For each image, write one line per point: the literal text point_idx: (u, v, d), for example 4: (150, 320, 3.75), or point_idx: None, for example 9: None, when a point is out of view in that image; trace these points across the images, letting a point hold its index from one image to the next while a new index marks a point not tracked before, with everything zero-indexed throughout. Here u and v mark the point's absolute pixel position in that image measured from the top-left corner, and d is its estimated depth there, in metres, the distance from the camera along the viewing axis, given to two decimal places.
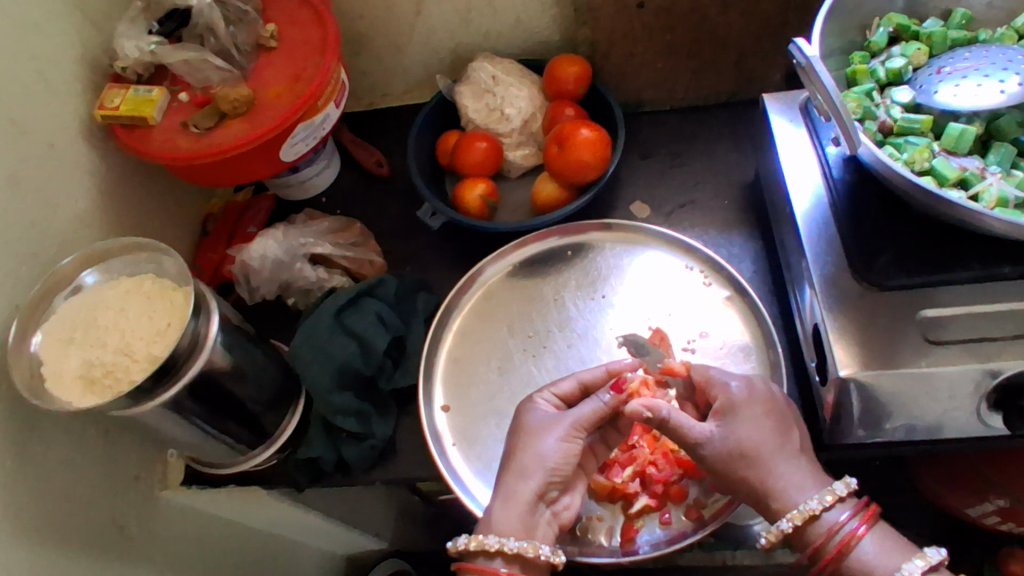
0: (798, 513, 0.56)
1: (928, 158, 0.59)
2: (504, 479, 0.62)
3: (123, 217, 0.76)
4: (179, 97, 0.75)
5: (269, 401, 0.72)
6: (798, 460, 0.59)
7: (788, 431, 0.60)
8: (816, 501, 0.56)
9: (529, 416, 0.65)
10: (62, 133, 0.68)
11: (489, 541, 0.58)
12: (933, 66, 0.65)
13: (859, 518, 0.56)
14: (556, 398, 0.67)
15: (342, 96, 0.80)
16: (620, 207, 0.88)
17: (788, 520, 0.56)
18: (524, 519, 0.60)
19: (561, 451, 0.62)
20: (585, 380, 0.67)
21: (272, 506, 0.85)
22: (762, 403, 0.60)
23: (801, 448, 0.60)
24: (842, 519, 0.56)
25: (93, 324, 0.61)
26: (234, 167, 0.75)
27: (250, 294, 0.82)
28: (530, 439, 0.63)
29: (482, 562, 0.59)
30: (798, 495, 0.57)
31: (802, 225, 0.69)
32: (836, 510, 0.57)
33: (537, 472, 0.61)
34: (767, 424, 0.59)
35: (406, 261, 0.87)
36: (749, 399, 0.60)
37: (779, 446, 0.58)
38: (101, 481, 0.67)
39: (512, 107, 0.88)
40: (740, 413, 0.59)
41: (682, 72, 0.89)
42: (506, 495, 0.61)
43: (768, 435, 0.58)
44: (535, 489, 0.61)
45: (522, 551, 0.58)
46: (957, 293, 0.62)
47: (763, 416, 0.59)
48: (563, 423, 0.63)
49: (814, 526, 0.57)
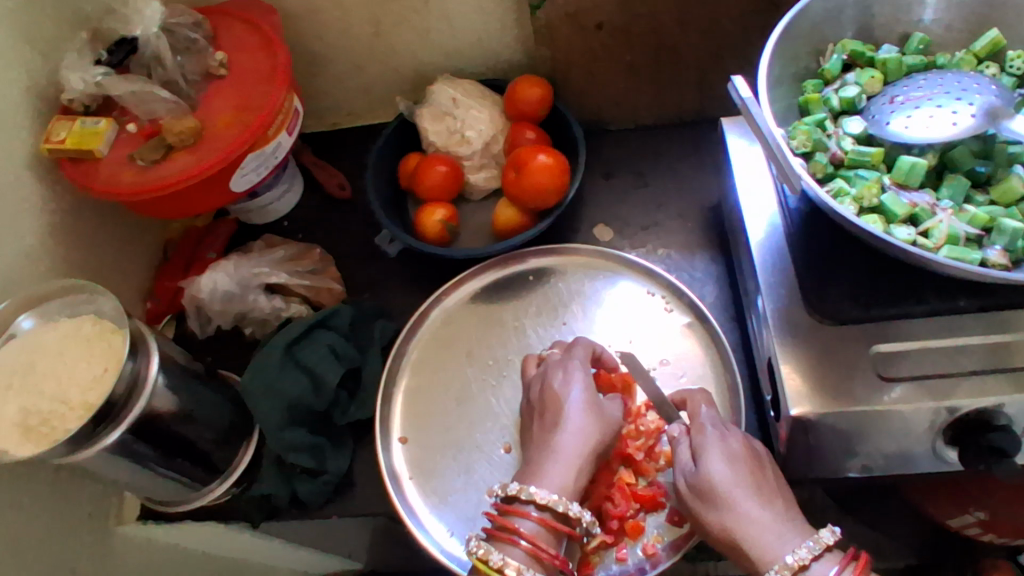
0: (785, 564, 0.54)
1: (877, 193, 0.58)
2: (552, 437, 0.63)
3: (74, 250, 0.75)
4: (127, 128, 0.74)
5: (220, 439, 0.71)
6: (777, 506, 0.58)
7: (764, 472, 0.60)
8: (805, 550, 0.54)
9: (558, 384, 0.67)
10: (5, 171, 0.67)
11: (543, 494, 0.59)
12: (887, 94, 0.64)
13: (850, 571, 0.54)
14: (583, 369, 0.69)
15: (296, 122, 0.79)
16: (584, 230, 0.87)
17: (776, 571, 0.54)
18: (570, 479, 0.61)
19: (600, 423, 0.64)
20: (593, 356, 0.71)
21: (233, 535, 0.84)
22: (741, 449, 0.60)
23: (778, 485, 0.60)
24: (832, 573, 0.54)
25: (31, 369, 0.60)
26: (183, 199, 0.74)
27: (201, 327, 0.81)
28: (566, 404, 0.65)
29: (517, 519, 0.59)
30: (780, 546, 0.55)
31: (757, 254, 0.68)
32: (825, 563, 0.55)
33: (580, 439, 0.63)
34: (744, 467, 0.59)
35: (366, 288, 0.86)
36: (724, 442, 0.61)
37: (750, 488, 0.58)
38: (48, 523, 0.67)
39: (473, 129, 0.86)
40: (713, 449, 0.60)
41: (647, 91, 0.87)
42: (556, 454, 0.62)
43: (742, 477, 0.58)
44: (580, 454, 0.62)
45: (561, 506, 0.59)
46: (912, 326, 0.61)
47: (740, 458, 0.60)
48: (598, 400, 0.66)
49: None
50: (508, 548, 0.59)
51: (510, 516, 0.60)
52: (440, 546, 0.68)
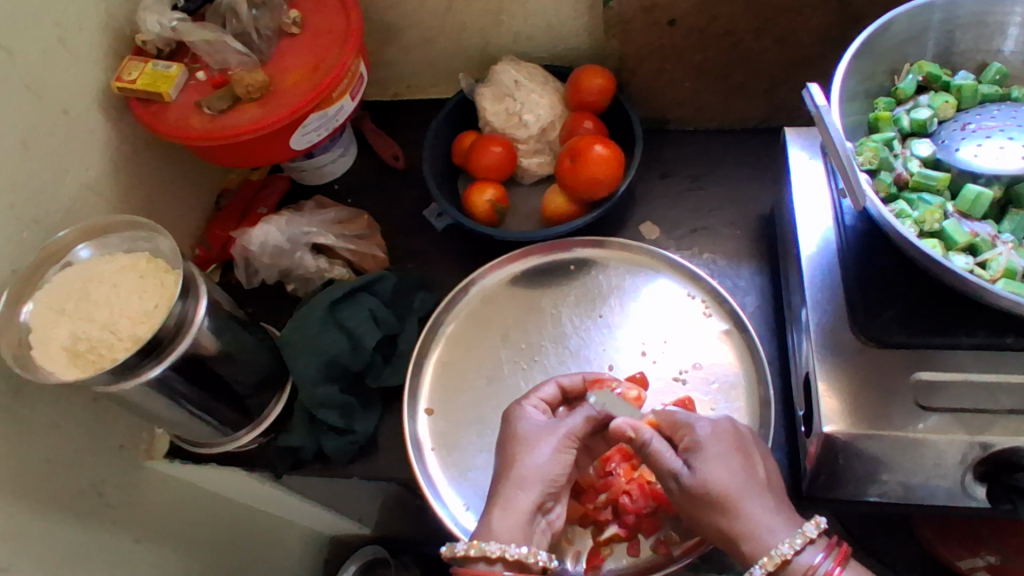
0: (770, 559, 0.53)
1: (939, 218, 0.57)
2: (502, 488, 0.60)
3: (134, 188, 0.77)
4: (197, 75, 0.76)
5: (255, 386, 0.73)
6: (765, 499, 0.56)
7: (754, 465, 0.58)
8: (787, 546, 0.54)
9: (524, 423, 0.64)
10: (78, 103, 0.69)
11: (492, 547, 0.56)
12: (959, 120, 0.63)
13: (832, 559, 0.55)
14: (543, 403, 0.67)
15: (360, 87, 0.80)
16: (630, 226, 0.87)
17: (760, 567, 0.54)
18: (524, 526, 0.58)
19: (555, 461, 0.61)
20: (565, 387, 0.68)
21: (254, 484, 0.86)
22: (727, 441, 0.59)
23: (767, 478, 0.58)
24: (816, 562, 0.54)
25: (85, 296, 0.62)
26: (244, 151, 0.75)
27: (248, 276, 0.83)
28: (527, 448, 0.62)
29: (481, 568, 0.56)
30: (770, 539, 0.54)
31: (807, 268, 0.67)
32: (809, 552, 0.55)
33: (536, 482, 0.60)
34: (736, 462, 0.57)
35: (408, 258, 0.87)
36: (715, 439, 0.59)
37: (746, 485, 0.56)
38: (83, 447, 0.69)
39: (531, 114, 0.86)
40: (707, 447, 0.58)
41: (710, 95, 0.87)
42: (505, 503, 0.59)
43: (735, 474, 0.57)
44: (534, 500, 0.59)
45: (525, 559, 0.56)
46: (958, 360, 0.60)
47: (729, 454, 0.58)
48: (557, 432, 0.63)
49: (787, 571, 0.54)
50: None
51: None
52: (456, 518, 0.69)
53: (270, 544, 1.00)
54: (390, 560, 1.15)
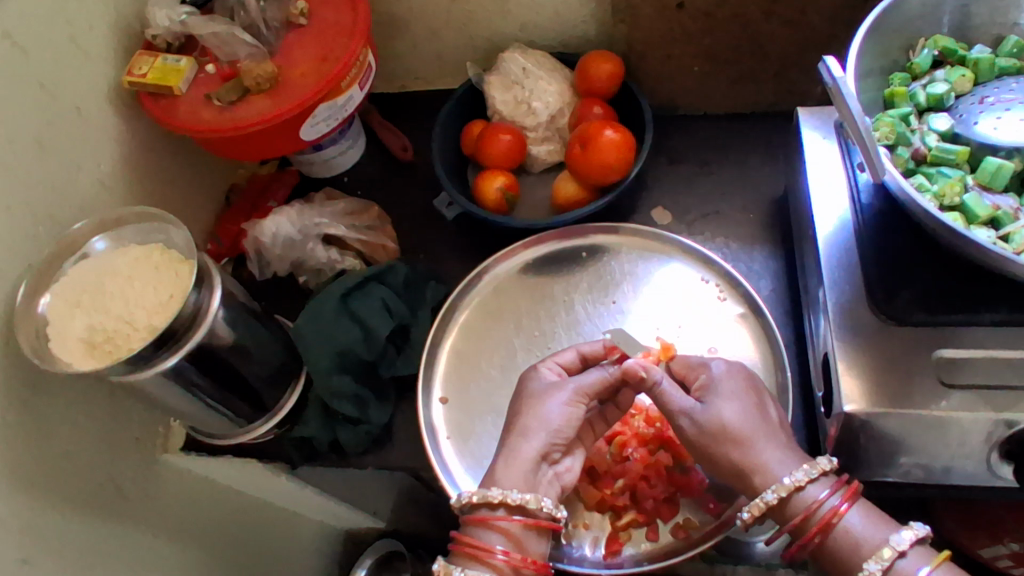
0: (781, 486, 0.55)
1: (959, 192, 0.56)
2: (508, 440, 0.63)
3: (146, 184, 0.77)
4: (207, 69, 0.76)
5: (268, 378, 0.72)
6: (778, 441, 0.59)
7: (765, 407, 0.61)
8: (801, 474, 0.56)
9: (531, 383, 0.66)
10: (90, 98, 0.69)
11: (493, 492, 0.58)
12: (976, 94, 0.62)
13: (840, 495, 0.55)
14: (560, 367, 0.68)
15: (368, 78, 0.79)
16: (641, 212, 0.86)
17: (771, 492, 0.56)
18: (527, 475, 0.61)
19: (563, 415, 0.63)
20: (585, 354, 0.68)
21: (269, 478, 0.86)
22: (741, 380, 0.61)
23: (778, 420, 0.61)
24: (824, 495, 0.55)
25: (100, 290, 0.62)
26: (254, 143, 0.75)
27: (260, 269, 0.83)
28: (534, 403, 0.64)
29: (484, 514, 0.59)
30: (779, 471, 0.57)
31: (823, 248, 0.66)
32: (815, 487, 0.56)
33: (540, 432, 0.62)
34: (748, 400, 0.60)
35: (418, 249, 0.87)
36: (729, 377, 0.62)
37: (759, 422, 0.59)
38: (100, 441, 0.69)
39: (540, 101, 0.86)
40: (720, 386, 0.61)
41: (720, 79, 0.86)
42: (509, 454, 0.62)
43: (748, 413, 0.59)
44: (538, 449, 0.62)
45: (525, 504, 0.58)
46: (980, 337, 0.59)
47: (743, 393, 0.60)
48: (567, 388, 0.64)
49: (796, 501, 0.56)
50: (476, 564, 0.58)
51: (478, 528, 0.59)
52: None
53: (286, 538, 1.00)
54: (405, 555, 1.15)
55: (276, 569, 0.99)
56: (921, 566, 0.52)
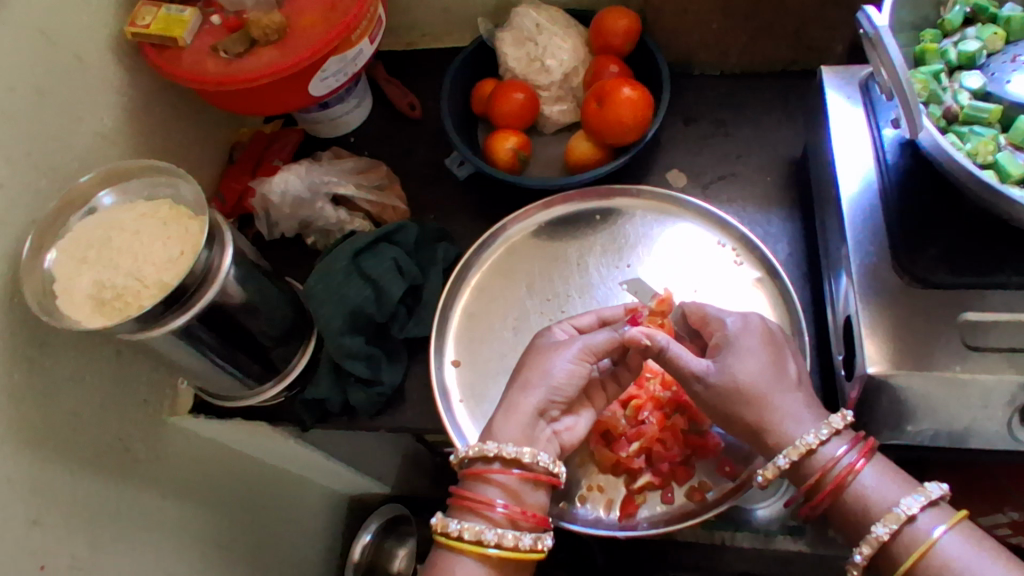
0: (794, 448, 0.55)
1: (993, 150, 0.55)
2: (508, 394, 0.62)
3: (149, 139, 0.74)
4: (212, 19, 0.72)
5: (279, 337, 0.71)
6: (795, 391, 0.58)
7: (784, 363, 0.59)
8: (811, 436, 0.55)
9: (542, 341, 0.66)
10: (91, 48, 0.67)
11: (489, 445, 0.58)
12: (1008, 53, 0.60)
13: (857, 451, 0.55)
14: (574, 329, 0.67)
15: (378, 31, 0.77)
16: (656, 174, 0.84)
17: (783, 456, 0.55)
18: (525, 430, 0.60)
19: (568, 371, 0.62)
20: (604, 318, 0.68)
21: (277, 441, 0.85)
22: (760, 336, 0.60)
23: (796, 375, 0.59)
24: (839, 453, 0.54)
25: (106, 245, 0.60)
26: (261, 97, 0.73)
27: (268, 229, 0.82)
28: (541, 359, 0.63)
29: (482, 468, 0.59)
30: (794, 430, 0.56)
31: (847, 209, 0.65)
32: (833, 444, 0.55)
33: (541, 387, 0.61)
34: (765, 359, 0.58)
35: (428, 210, 0.85)
36: (745, 334, 0.60)
37: (772, 376, 0.57)
38: (108, 402, 0.68)
39: (554, 58, 0.83)
40: (736, 344, 0.59)
41: (738, 36, 0.84)
42: (507, 408, 0.61)
43: (763, 369, 0.58)
44: (536, 404, 0.61)
45: (519, 457, 0.57)
46: (1005, 300, 0.59)
47: (760, 348, 0.59)
48: (575, 345, 0.63)
49: (810, 461, 0.55)
50: (473, 516, 0.57)
51: (475, 481, 0.59)
52: None
53: (292, 501, 1.00)
54: (411, 519, 1.15)
55: (283, 533, 0.98)
56: (938, 523, 0.50)
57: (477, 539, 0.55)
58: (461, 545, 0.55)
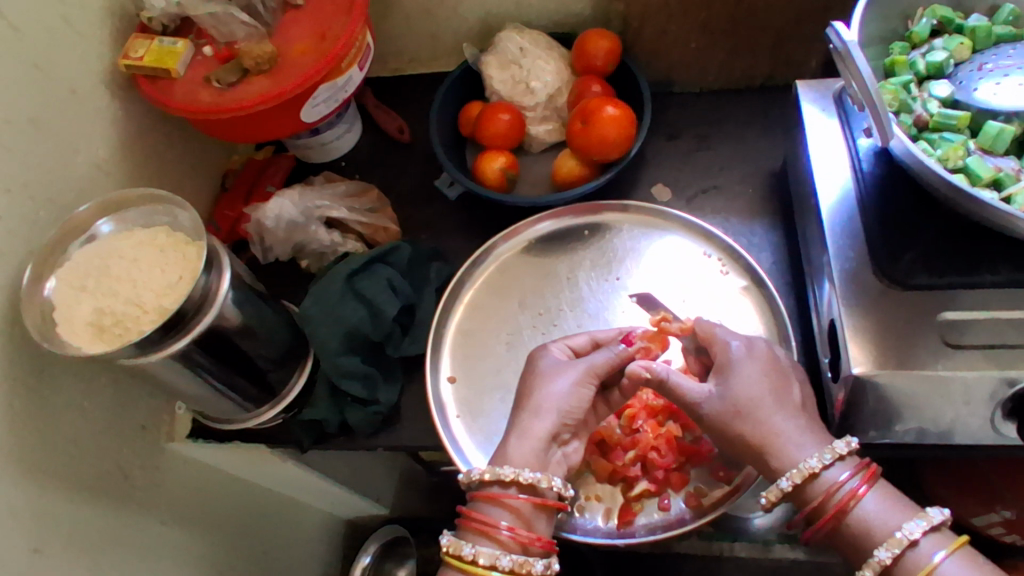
0: (798, 471, 0.55)
1: (962, 155, 0.57)
2: (519, 418, 0.63)
3: (143, 168, 0.76)
4: (203, 51, 0.75)
5: (277, 360, 0.72)
6: (796, 416, 0.58)
7: (788, 387, 0.60)
8: (816, 460, 0.55)
9: (539, 362, 0.66)
10: (85, 81, 0.68)
11: (505, 470, 0.59)
12: (975, 61, 0.63)
13: (859, 478, 0.55)
14: (570, 349, 0.68)
15: (366, 59, 0.79)
16: (642, 189, 0.87)
17: (788, 477, 0.55)
18: (540, 453, 0.61)
19: (574, 393, 0.63)
20: (598, 339, 0.68)
21: (275, 464, 0.85)
22: (763, 363, 0.61)
23: (801, 402, 0.59)
24: (842, 479, 0.55)
25: (106, 273, 0.62)
26: (253, 125, 0.74)
27: (263, 252, 0.83)
28: (541, 379, 0.64)
29: (497, 491, 0.59)
30: (798, 454, 0.56)
31: (826, 218, 0.67)
32: (836, 470, 0.56)
33: (553, 411, 0.62)
34: (766, 384, 0.59)
35: (420, 230, 0.87)
36: (750, 359, 0.61)
37: (777, 402, 0.58)
38: (107, 429, 0.68)
39: (539, 80, 0.86)
40: (738, 367, 0.60)
41: (717, 54, 0.87)
42: (520, 431, 0.62)
43: (766, 391, 0.59)
44: (550, 429, 0.62)
45: (537, 482, 0.58)
46: (982, 298, 0.61)
47: (761, 374, 0.60)
48: (578, 367, 0.64)
49: (813, 485, 0.55)
50: (485, 539, 0.57)
51: (487, 503, 0.59)
52: None
53: (291, 526, 1.00)
54: (411, 540, 1.15)
55: (283, 557, 0.98)
56: (937, 549, 0.51)
57: (492, 563, 0.56)
58: (474, 569, 0.56)
